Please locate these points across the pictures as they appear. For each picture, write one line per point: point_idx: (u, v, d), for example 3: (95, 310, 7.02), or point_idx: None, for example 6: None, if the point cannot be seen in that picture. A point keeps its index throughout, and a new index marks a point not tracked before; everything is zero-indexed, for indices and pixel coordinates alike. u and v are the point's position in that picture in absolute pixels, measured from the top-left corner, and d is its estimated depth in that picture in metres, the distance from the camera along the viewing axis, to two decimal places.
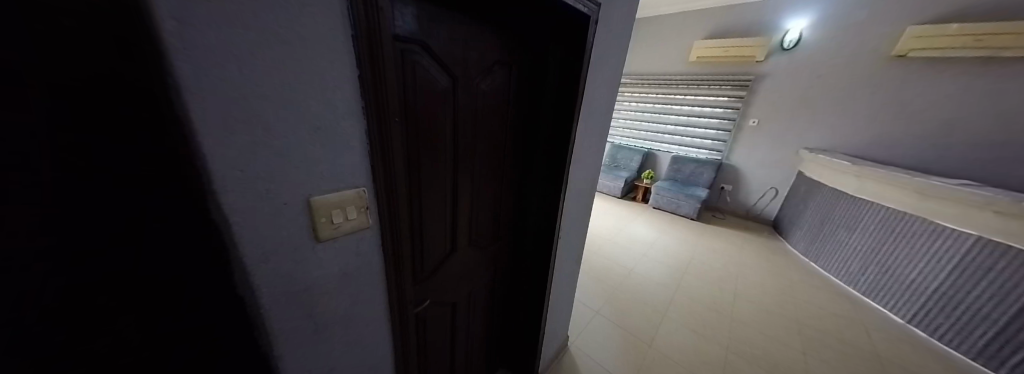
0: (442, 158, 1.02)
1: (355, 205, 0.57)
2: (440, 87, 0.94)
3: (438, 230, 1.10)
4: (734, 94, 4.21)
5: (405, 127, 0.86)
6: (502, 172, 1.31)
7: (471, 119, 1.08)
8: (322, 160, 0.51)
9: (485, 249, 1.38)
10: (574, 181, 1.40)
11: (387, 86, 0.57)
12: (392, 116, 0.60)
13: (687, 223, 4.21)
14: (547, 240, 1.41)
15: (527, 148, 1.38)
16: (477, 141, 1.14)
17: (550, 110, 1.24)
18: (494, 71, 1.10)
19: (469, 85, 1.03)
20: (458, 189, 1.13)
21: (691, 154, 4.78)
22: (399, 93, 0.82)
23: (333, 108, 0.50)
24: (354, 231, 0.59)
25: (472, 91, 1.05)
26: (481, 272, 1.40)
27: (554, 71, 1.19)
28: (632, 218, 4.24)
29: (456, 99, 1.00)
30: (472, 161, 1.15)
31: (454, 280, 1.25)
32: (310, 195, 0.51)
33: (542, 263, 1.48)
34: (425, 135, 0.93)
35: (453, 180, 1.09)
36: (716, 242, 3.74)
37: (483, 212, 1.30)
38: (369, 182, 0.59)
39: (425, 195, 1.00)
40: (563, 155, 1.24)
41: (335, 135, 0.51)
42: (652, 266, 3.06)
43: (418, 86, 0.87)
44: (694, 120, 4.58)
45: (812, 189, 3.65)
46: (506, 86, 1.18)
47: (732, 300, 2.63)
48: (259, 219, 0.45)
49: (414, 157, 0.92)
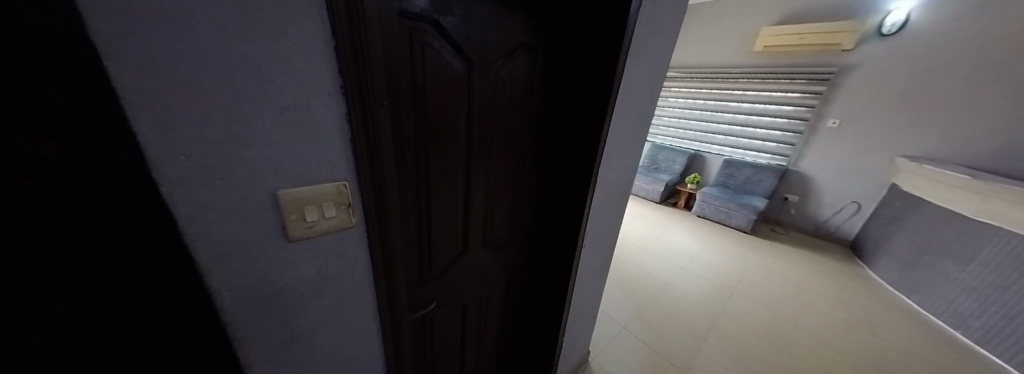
0: (446, 150, 0.91)
1: (336, 202, 0.50)
2: (447, 71, 0.83)
3: (445, 229, 1.04)
4: (808, 89, 3.58)
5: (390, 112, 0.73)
6: (522, 169, 1.20)
7: (484, 111, 0.97)
8: (293, 149, 0.44)
9: (501, 251, 1.29)
10: (604, 185, 1.23)
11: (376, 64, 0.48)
12: (381, 102, 0.51)
13: (737, 236, 3.71)
14: (569, 247, 1.27)
15: (550, 144, 1.24)
16: (492, 135, 1.03)
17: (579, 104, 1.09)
18: (515, 57, 0.98)
19: (484, 71, 0.91)
20: (466, 186, 1.03)
21: (748, 157, 4.21)
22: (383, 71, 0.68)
23: (304, 88, 0.42)
24: (334, 231, 0.51)
25: (488, 80, 0.94)
26: (495, 275, 1.31)
27: (586, 58, 1.04)
28: (671, 225, 3.85)
29: (466, 86, 0.89)
30: (483, 156, 1.03)
31: (464, 282, 1.18)
32: (278, 189, 0.44)
33: (562, 272, 1.34)
34: (422, 124, 0.82)
35: (462, 176, 1.00)
36: (772, 261, 3.24)
37: (499, 211, 1.21)
38: (350, 175, 0.51)
39: (424, 192, 0.91)
40: (592, 156, 1.08)
41: (307, 122, 0.44)
42: (690, 280, 2.74)
43: (428, 70, 0.79)
44: (755, 119, 4.00)
45: (910, 206, 2.96)
46: (527, 74, 1.04)
47: (789, 330, 2.24)
48: (216, 214, 0.40)
49: (410, 149, 0.81)
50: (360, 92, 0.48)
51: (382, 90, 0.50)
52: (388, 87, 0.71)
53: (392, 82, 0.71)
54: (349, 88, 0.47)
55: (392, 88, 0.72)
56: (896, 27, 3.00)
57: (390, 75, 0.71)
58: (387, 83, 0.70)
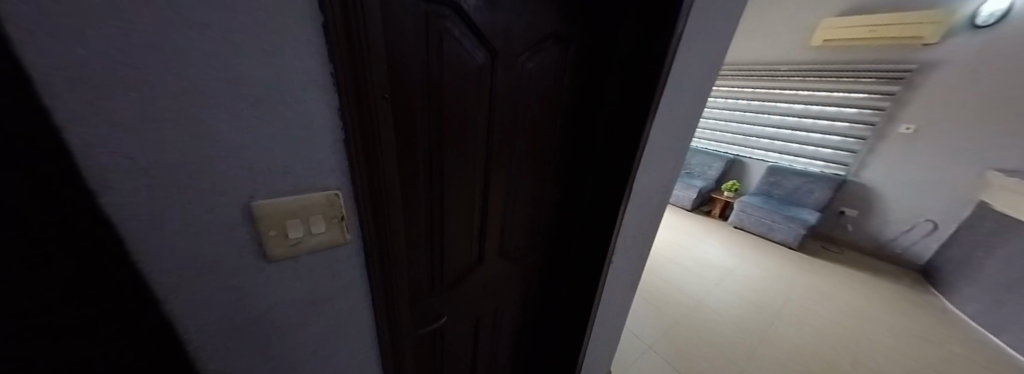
0: (460, 152, 0.82)
1: (326, 215, 0.42)
2: (466, 64, 0.73)
3: (459, 237, 0.96)
4: (877, 90, 3.13)
5: (397, 109, 0.64)
6: (546, 173, 1.09)
7: (506, 109, 0.86)
8: (271, 153, 0.37)
9: (518, 261, 1.19)
10: (639, 196, 1.08)
11: (376, 50, 0.39)
12: (382, 97, 0.42)
13: (781, 252, 3.34)
14: (595, 263, 1.13)
15: (578, 147, 1.11)
16: (512, 136, 0.92)
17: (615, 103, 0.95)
18: (543, 48, 0.86)
19: (507, 64, 0.80)
20: (482, 191, 0.94)
21: (798, 165, 3.78)
22: (390, 61, 0.59)
23: (282, 79, 0.35)
24: (323, 247, 0.43)
25: (512, 74, 0.83)
26: (511, 287, 1.21)
27: (626, 51, 0.89)
28: (704, 236, 3.54)
29: (486, 81, 0.78)
30: (502, 159, 0.93)
31: (478, 294, 1.09)
32: (251, 201, 0.37)
33: (586, 290, 1.20)
34: (433, 122, 0.73)
35: (477, 181, 0.91)
36: (825, 284, 2.85)
37: (518, 218, 1.10)
38: (343, 183, 0.43)
39: (434, 196, 0.82)
40: (629, 165, 0.94)
41: (287, 119, 0.36)
42: (726, 299, 2.48)
43: (445, 63, 0.70)
44: (807, 123, 3.58)
45: (1005, 231, 2.48)
46: (556, 68, 0.92)
47: (849, 368, 1.92)
48: (178, 227, 0.34)
49: (419, 150, 0.73)
50: (355, 85, 0.39)
51: (384, 82, 0.41)
52: (397, 81, 0.62)
53: (401, 75, 0.62)
54: (341, 79, 0.38)
55: (400, 81, 0.63)
56: (994, 18, 2.55)
57: (399, 67, 0.62)
58: (395, 76, 0.61)
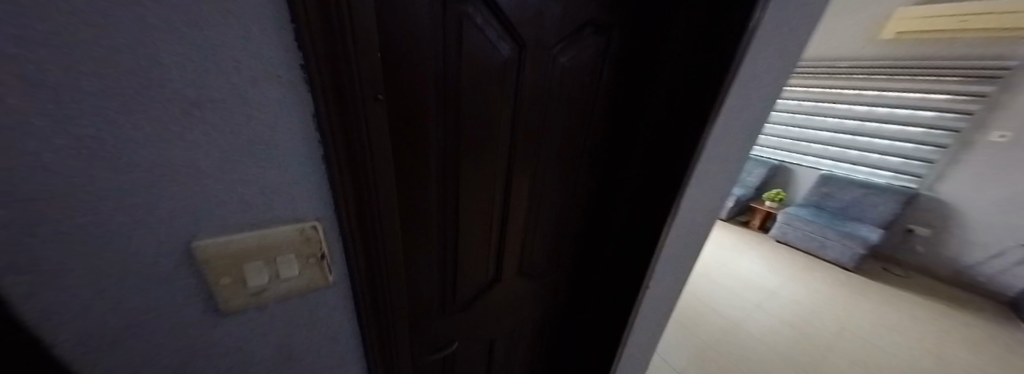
0: (475, 161, 0.71)
1: (301, 256, 0.37)
2: (484, 60, 0.61)
3: (474, 254, 0.85)
4: (964, 90, 2.69)
5: (392, 114, 0.52)
6: (576, 184, 0.96)
7: (529, 112, 0.73)
8: (228, 175, 0.30)
9: (540, 280, 1.07)
10: (683, 222, 0.89)
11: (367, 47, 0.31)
12: (373, 103, 0.34)
13: (833, 272, 2.96)
14: (627, 291, 0.97)
15: (610, 156, 0.97)
16: (535, 143, 0.79)
17: (659, 109, 0.79)
18: (579, 39, 0.72)
19: (535, 60, 0.67)
20: (500, 204, 0.83)
21: (856, 174, 3.36)
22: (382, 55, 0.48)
23: (239, 83, 0.27)
24: (295, 291, 0.38)
25: (540, 71, 0.70)
26: (531, 306, 1.10)
27: (676, 43, 0.73)
28: (742, 250, 3.23)
29: (508, 80, 0.66)
30: (522, 169, 0.81)
31: (494, 314, 0.99)
32: (194, 239, 0.30)
33: (614, 319, 1.04)
34: (443, 128, 0.62)
35: (494, 193, 0.79)
36: (889, 313, 2.48)
37: (541, 232, 0.98)
38: (322, 207, 0.37)
39: (443, 210, 0.72)
40: (675, 184, 0.78)
41: (249, 133, 0.29)
42: (769, 324, 2.21)
43: (465, 56, 0.58)
44: (871, 126, 3.20)
45: None
46: (591, 65, 0.77)
47: None
48: (108, 268, 0.27)
49: (424, 160, 0.61)
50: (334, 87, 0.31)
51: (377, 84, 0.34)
52: (394, 79, 0.50)
53: (406, 73, 0.52)
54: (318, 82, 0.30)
55: (401, 80, 0.51)
56: None
57: (402, 62, 0.50)
58: (391, 72, 0.50)
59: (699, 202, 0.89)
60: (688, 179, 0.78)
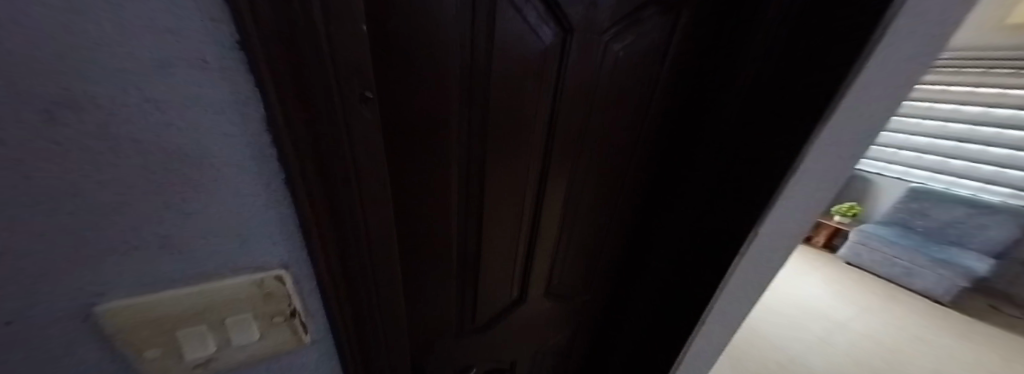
0: (498, 170, 0.60)
1: (259, 319, 0.30)
2: (514, 49, 0.49)
3: (498, 272, 0.76)
4: None
5: (385, 115, 0.41)
6: (621, 196, 0.81)
7: (567, 113, 0.60)
8: (152, 215, 0.23)
9: (570, 300, 0.94)
10: (760, 261, 0.70)
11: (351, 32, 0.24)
12: (361, 105, 0.27)
13: (923, 306, 2.46)
14: (674, 323, 0.84)
15: (658, 166, 0.80)
16: (571, 150, 0.66)
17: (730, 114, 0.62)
18: (638, 21, 0.57)
19: (579, 51, 0.54)
20: (528, 218, 0.72)
21: (958, 189, 2.80)
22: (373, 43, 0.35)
23: (126, 89, 0.18)
24: (252, 357, 0.32)
25: (587, 65, 0.56)
26: (558, 329, 0.98)
27: (776, 29, 0.54)
28: (801, 271, 2.82)
29: (544, 75, 0.54)
30: (554, 180, 0.69)
31: (516, 335, 0.89)
32: (96, 306, 0.23)
33: (656, 349, 0.90)
34: (460, 132, 0.52)
35: (519, 206, 0.69)
36: (1006, 365, 1.98)
37: (575, 248, 0.85)
38: (286, 246, 0.29)
39: (461, 223, 0.63)
40: (755, 215, 0.62)
41: (165, 159, 0.21)
42: (835, 362, 1.88)
43: (494, 42, 0.47)
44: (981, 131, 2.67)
45: None
46: (647, 56, 0.62)
47: None
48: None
49: (432, 168, 0.52)
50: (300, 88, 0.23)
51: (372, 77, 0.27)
52: (391, 72, 0.40)
53: (420, 65, 0.42)
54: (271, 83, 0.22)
55: (403, 72, 0.41)
56: None
57: (406, 52, 0.40)
58: (389, 62, 0.39)
59: (790, 239, 0.68)
60: (771, 207, 0.61)
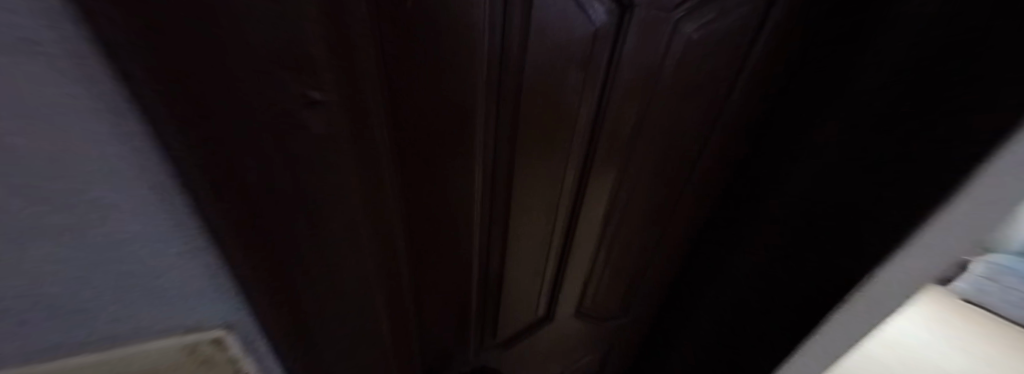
0: (526, 183, 0.52)
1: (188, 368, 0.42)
2: (552, 43, 0.39)
3: (524, 289, 0.70)
4: None
5: (390, 120, 0.35)
6: (677, 211, 0.68)
7: (613, 120, 0.49)
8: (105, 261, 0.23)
9: (605, 322, 0.84)
10: (858, 319, 0.55)
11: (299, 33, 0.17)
12: (317, 112, 0.22)
13: None
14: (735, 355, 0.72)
15: (732, 179, 0.64)
16: (616, 163, 0.55)
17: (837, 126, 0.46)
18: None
19: (634, 45, 0.42)
20: (559, 236, 0.64)
21: None
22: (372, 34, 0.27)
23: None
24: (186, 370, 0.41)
25: (646, 63, 0.44)
26: (589, 349, 0.89)
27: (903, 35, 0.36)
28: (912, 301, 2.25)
29: (587, 75, 0.43)
30: (592, 195, 0.59)
31: (541, 352, 0.82)
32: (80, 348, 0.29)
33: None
34: (481, 141, 0.44)
35: (549, 222, 0.61)
36: None
37: (616, 269, 0.74)
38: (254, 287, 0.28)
39: (483, 238, 0.57)
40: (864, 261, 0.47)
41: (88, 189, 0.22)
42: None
43: (524, 28, 0.36)
44: None
45: None
46: (729, 46, 0.47)
47: None
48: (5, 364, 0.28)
49: (449, 179, 0.46)
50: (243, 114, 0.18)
51: (341, 74, 0.23)
52: (397, 70, 0.33)
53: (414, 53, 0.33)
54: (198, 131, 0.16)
55: (409, 72, 0.34)
56: None
57: (411, 47, 0.32)
58: (391, 56, 0.31)
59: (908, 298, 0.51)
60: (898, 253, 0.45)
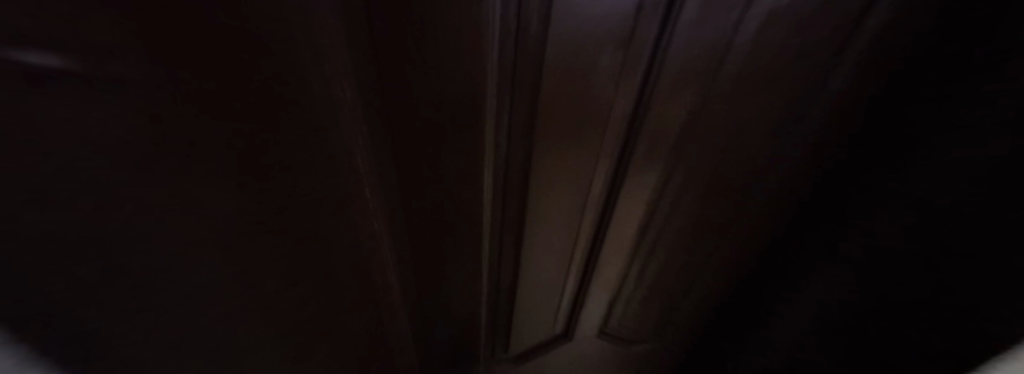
0: (542, 192, 0.46)
1: None
2: (579, 41, 0.30)
3: (539, 303, 0.64)
4: None
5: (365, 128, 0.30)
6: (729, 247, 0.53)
7: (654, 134, 0.40)
8: None
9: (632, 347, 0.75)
10: None
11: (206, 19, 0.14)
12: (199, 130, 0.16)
13: None
14: None
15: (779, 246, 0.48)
16: (655, 182, 0.46)
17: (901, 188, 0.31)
18: None
19: (689, 43, 0.31)
20: (581, 255, 0.57)
21: None
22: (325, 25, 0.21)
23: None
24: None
25: (700, 66, 0.33)
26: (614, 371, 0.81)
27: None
28: None
29: (622, 80, 0.34)
30: (622, 216, 0.51)
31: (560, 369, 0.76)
32: None
33: None
34: (489, 151, 0.39)
35: (570, 239, 0.54)
36: None
37: (648, 295, 0.64)
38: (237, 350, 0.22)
39: (493, 252, 0.52)
40: None
41: None
42: None
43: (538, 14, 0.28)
44: None
45: None
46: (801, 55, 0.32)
47: None
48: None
49: (451, 192, 0.41)
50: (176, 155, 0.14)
51: (263, 75, 0.19)
52: (367, 72, 0.27)
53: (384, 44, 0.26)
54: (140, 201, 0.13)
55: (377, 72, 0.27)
56: None
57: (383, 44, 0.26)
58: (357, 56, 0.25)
59: None
60: None
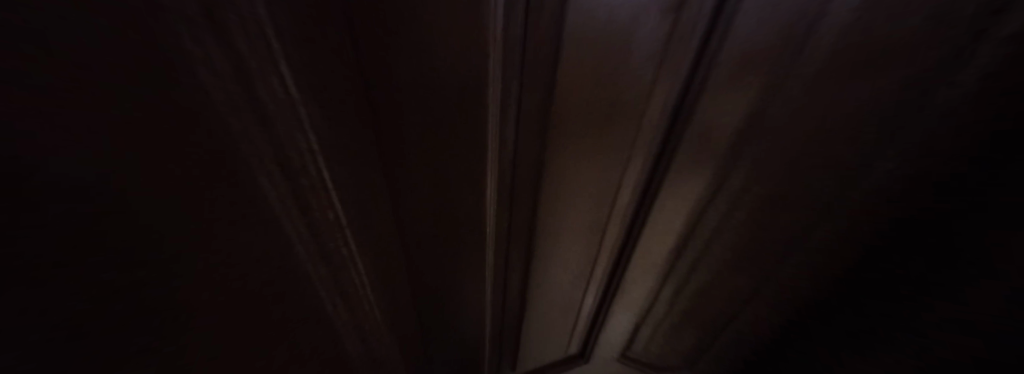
0: (553, 210, 0.42)
1: None
2: (601, 36, 0.24)
3: (549, 318, 0.61)
4: None
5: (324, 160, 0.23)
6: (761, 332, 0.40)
7: (694, 155, 0.31)
8: None
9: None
10: None
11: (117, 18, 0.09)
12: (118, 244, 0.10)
13: None
14: None
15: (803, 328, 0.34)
16: (684, 221, 0.38)
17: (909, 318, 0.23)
18: None
19: (765, 28, 0.21)
20: (599, 280, 0.52)
21: None
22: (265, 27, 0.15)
23: None
24: None
25: (767, 66, 0.23)
26: None
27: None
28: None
29: (658, 81, 0.26)
30: (645, 252, 0.45)
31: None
32: None
33: None
34: (491, 165, 0.34)
35: (588, 261, 0.49)
36: None
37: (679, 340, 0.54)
38: None
39: (499, 273, 0.48)
40: None
41: None
42: None
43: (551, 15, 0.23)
44: None
45: None
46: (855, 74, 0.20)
47: None
48: None
49: (444, 207, 0.36)
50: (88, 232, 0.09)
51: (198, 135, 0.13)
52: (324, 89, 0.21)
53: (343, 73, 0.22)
54: (74, 302, 0.09)
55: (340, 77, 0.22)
56: None
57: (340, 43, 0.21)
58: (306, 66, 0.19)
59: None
60: None
